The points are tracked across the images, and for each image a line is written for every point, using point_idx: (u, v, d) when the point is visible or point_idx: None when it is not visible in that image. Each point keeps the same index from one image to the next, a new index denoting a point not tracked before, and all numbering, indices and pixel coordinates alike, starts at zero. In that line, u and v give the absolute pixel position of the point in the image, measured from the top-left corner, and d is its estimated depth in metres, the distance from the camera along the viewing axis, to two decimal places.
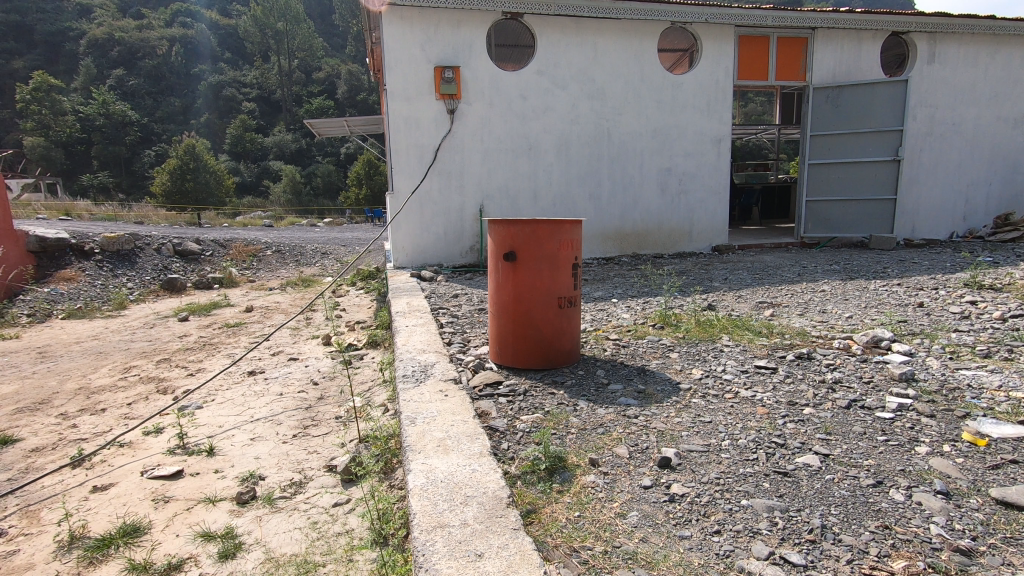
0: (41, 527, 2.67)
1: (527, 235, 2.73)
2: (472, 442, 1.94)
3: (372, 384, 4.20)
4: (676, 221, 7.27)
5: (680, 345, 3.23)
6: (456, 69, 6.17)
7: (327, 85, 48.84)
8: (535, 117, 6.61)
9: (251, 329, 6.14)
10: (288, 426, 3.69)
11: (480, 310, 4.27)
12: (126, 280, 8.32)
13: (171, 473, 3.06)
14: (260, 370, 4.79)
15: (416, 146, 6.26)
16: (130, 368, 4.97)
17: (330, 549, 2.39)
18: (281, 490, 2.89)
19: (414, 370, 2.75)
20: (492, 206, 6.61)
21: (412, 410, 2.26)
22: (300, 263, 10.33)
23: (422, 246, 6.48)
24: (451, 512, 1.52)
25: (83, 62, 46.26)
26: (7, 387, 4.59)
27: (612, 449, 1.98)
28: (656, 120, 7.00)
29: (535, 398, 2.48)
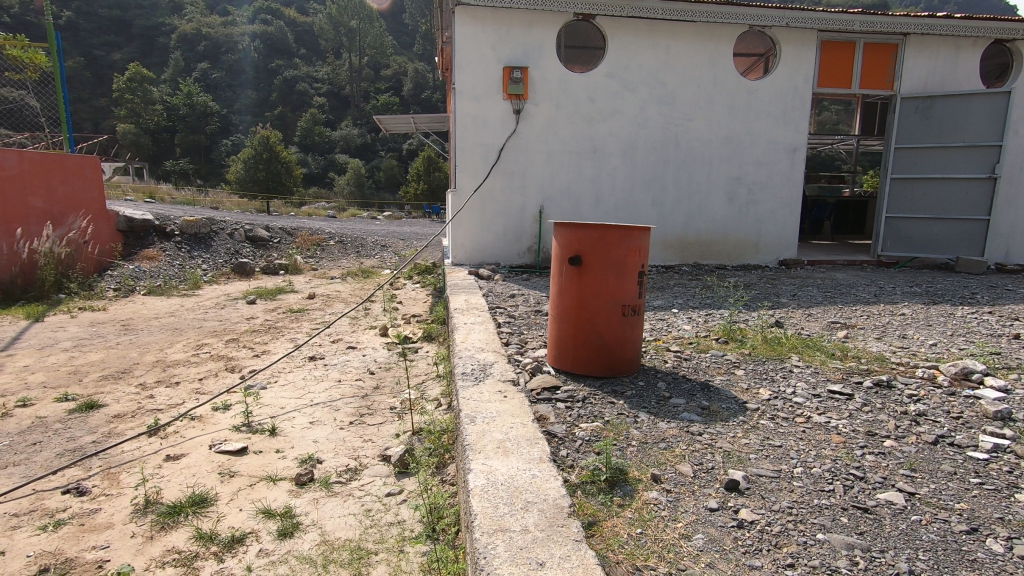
0: (119, 489, 2.85)
1: (594, 240, 2.69)
2: (532, 447, 1.92)
3: (427, 378, 4.29)
4: (743, 232, 7.01)
5: (746, 362, 3.10)
6: (525, 69, 6.17)
7: (394, 83, 50.23)
8: (601, 119, 6.53)
9: (313, 316, 6.38)
10: (345, 412, 3.79)
11: (537, 312, 4.25)
12: (201, 262, 8.82)
13: (237, 449, 3.20)
14: (319, 357, 4.96)
15: (481, 145, 6.31)
16: (202, 345, 5.26)
17: (382, 537, 2.45)
18: (337, 475, 2.98)
19: (473, 368, 2.76)
20: (552, 208, 6.58)
21: (471, 408, 2.26)
22: (361, 254, 10.64)
23: (481, 244, 6.52)
24: (511, 517, 1.51)
25: (173, 56, 49.61)
26: (94, 355, 4.95)
27: (675, 465, 1.91)
28: (727, 127, 6.77)
29: (594, 406, 2.43)
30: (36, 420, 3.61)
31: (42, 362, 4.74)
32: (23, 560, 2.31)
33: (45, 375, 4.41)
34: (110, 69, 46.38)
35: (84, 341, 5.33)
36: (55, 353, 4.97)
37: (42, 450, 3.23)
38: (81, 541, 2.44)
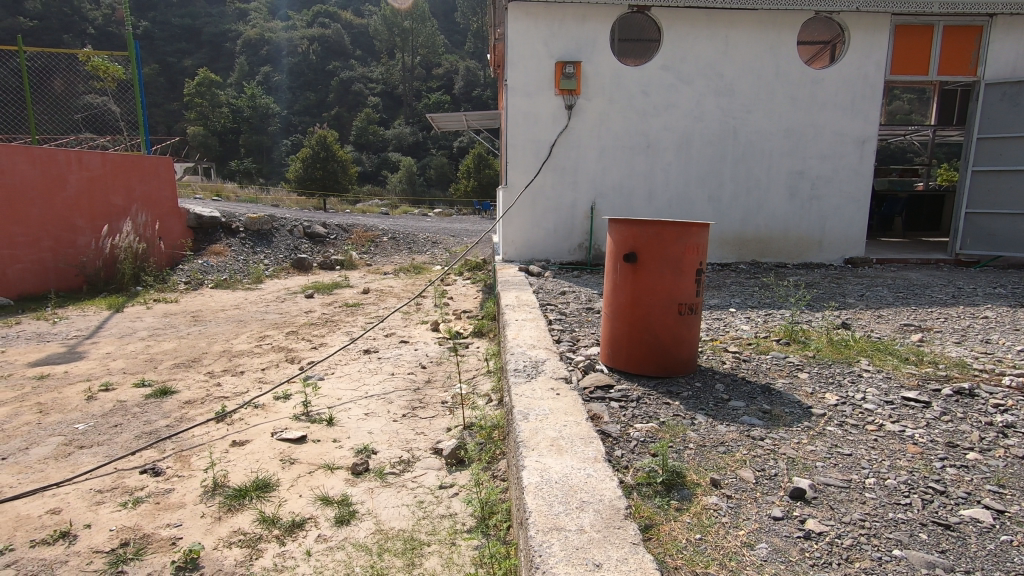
0: (191, 471, 3.02)
1: (650, 236, 2.63)
2: (586, 446, 1.89)
3: (477, 373, 4.33)
4: (805, 229, 6.70)
5: (810, 364, 2.96)
6: (578, 64, 6.11)
7: (446, 81, 50.90)
8: (656, 114, 6.38)
9: (367, 310, 6.55)
10: (398, 405, 3.87)
11: (589, 310, 4.21)
12: (264, 257, 9.23)
13: (297, 437, 3.33)
14: (373, 350, 5.09)
15: (533, 141, 6.29)
16: (264, 337, 5.49)
17: (435, 529, 2.49)
18: (391, 466, 3.05)
19: (525, 365, 2.75)
20: (604, 204, 6.49)
21: (524, 405, 2.25)
22: (413, 250, 10.86)
23: (532, 240, 6.51)
24: (567, 516, 1.49)
25: (238, 60, 52.08)
26: (168, 344, 5.26)
27: (736, 470, 1.84)
28: (789, 119, 6.49)
29: (649, 407, 2.38)
30: (117, 404, 3.87)
31: (122, 350, 5.08)
32: (106, 534, 2.47)
33: (125, 362, 4.73)
34: (181, 75, 49.18)
35: (159, 331, 5.68)
36: (133, 341, 5.32)
37: (122, 432, 3.46)
38: (157, 518, 2.59)
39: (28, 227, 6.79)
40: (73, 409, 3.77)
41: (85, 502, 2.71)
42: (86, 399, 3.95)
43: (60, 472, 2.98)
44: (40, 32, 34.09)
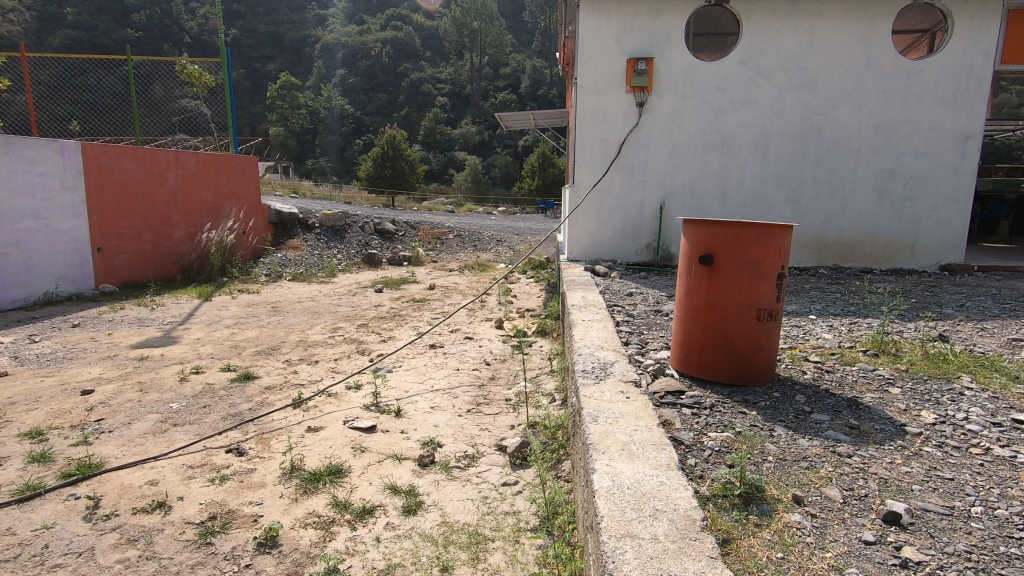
0: (271, 453, 3.19)
1: (727, 238, 2.53)
2: (658, 452, 1.84)
3: (541, 373, 4.33)
4: (895, 232, 6.23)
5: (902, 379, 2.74)
6: (650, 60, 5.96)
7: (512, 81, 51.23)
8: (732, 110, 6.13)
9: (433, 306, 6.70)
10: (463, 400, 3.94)
11: (657, 312, 4.11)
12: (337, 252, 9.64)
13: (368, 427, 3.45)
14: (439, 345, 5.19)
15: (601, 140, 6.21)
16: (337, 329, 5.73)
17: (499, 526, 2.52)
18: (456, 460, 3.10)
19: (593, 366, 2.72)
20: (674, 203, 6.31)
21: (593, 407, 2.22)
22: (478, 248, 11.01)
23: (598, 240, 6.42)
24: (640, 523, 1.46)
25: (316, 64, 54.67)
26: (250, 332, 5.60)
27: (820, 488, 1.74)
28: (880, 114, 6.05)
29: (724, 415, 2.29)
30: (206, 386, 4.16)
31: (211, 336, 5.45)
32: (197, 507, 2.66)
33: (213, 348, 5.07)
34: (265, 79, 52.23)
35: (242, 320, 6.05)
36: (220, 328, 5.70)
37: (210, 413, 3.71)
38: (240, 495, 2.76)
39: (133, 221, 7.42)
40: (168, 389, 4.09)
41: (179, 476, 2.92)
42: (179, 380, 4.27)
43: (157, 447, 3.23)
44: (145, 41, 37.20)
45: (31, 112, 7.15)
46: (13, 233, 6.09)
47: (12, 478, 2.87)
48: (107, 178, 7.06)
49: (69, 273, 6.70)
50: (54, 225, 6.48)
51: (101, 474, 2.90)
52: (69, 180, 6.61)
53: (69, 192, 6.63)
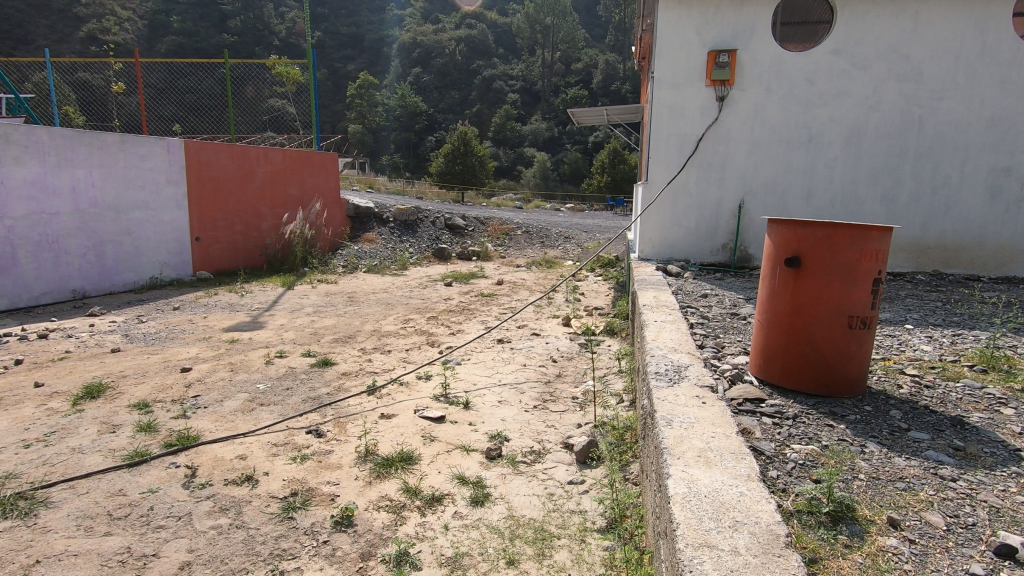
0: (347, 436, 3.35)
1: (818, 239, 2.39)
2: (738, 462, 1.77)
3: (609, 372, 4.27)
4: (1008, 236, 5.67)
5: (1016, 399, 2.48)
6: (733, 52, 5.71)
7: (584, 76, 50.71)
8: (822, 103, 5.76)
9: (501, 301, 6.77)
10: (529, 396, 3.96)
11: (734, 315, 3.95)
12: (409, 245, 9.94)
13: (437, 417, 3.54)
14: (506, 340, 5.24)
15: (678, 135, 6.00)
16: (408, 320, 5.92)
17: (565, 524, 2.51)
18: (523, 455, 3.13)
19: (667, 368, 2.64)
20: (755, 202, 6.02)
21: (667, 411, 2.16)
22: (546, 244, 11.00)
23: (670, 239, 6.23)
24: (719, 533, 1.41)
25: (393, 64, 56.52)
26: (329, 320, 5.90)
27: (920, 512, 1.61)
28: (995, 106, 5.52)
29: (809, 428, 2.17)
30: (289, 369, 4.42)
31: (293, 322, 5.78)
32: (280, 482, 2.83)
33: (295, 334, 5.38)
34: (346, 79, 54.64)
35: (322, 308, 6.37)
36: (302, 316, 6.04)
37: (293, 395, 3.94)
38: (319, 475, 2.91)
39: (226, 213, 7.97)
40: (256, 370, 4.39)
41: (265, 453, 3.12)
42: (265, 362, 4.56)
43: (246, 424, 3.47)
44: (240, 45, 39.76)
45: (142, 113, 7.86)
46: (126, 222, 6.71)
47: (124, 444, 3.17)
48: (205, 173, 7.63)
49: (171, 260, 7.30)
50: (160, 216, 7.09)
51: (197, 446, 3.15)
52: (173, 175, 7.20)
53: (173, 186, 7.22)
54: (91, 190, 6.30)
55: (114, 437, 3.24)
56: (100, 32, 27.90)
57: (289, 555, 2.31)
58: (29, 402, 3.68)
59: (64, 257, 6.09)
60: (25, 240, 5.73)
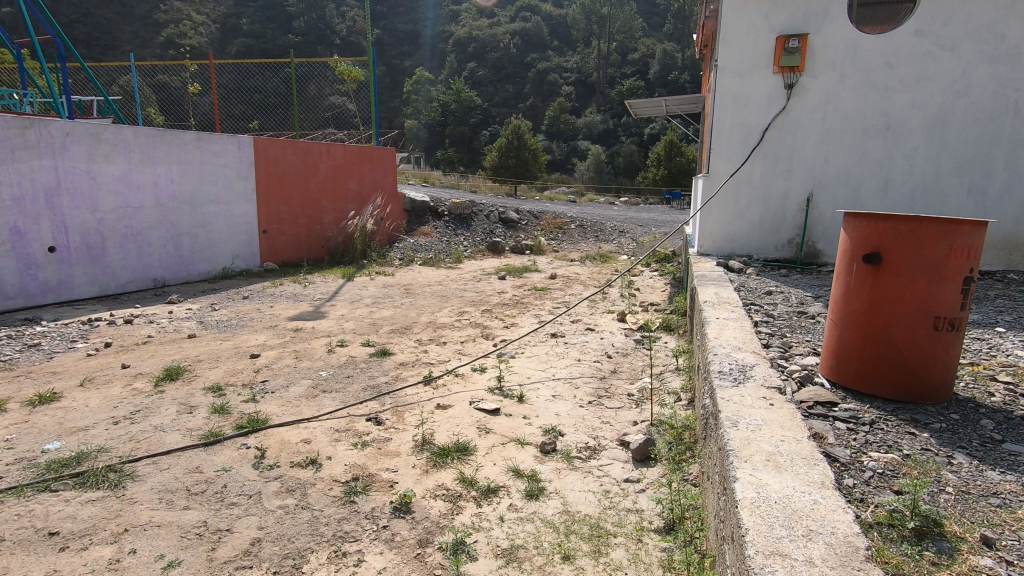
0: (404, 425, 3.42)
1: (901, 235, 2.23)
2: (810, 467, 1.68)
3: (666, 370, 4.18)
4: None
5: None
6: (805, 36, 5.41)
7: (641, 67, 49.62)
8: (903, 89, 5.39)
9: (555, 295, 6.74)
10: (584, 391, 3.92)
11: (801, 313, 3.76)
12: (463, 239, 10.07)
13: (492, 410, 3.57)
14: (560, 335, 5.21)
15: (742, 125, 5.76)
16: (463, 312, 6.00)
17: (621, 522, 2.48)
18: (578, 451, 3.10)
19: (731, 367, 2.53)
20: (825, 194, 5.71)
21: (732, 411, 2.08)
22: (600, 238, 10.87)
23: (732, 233, 6.00)
24: (792, 542, 1.34)
25: (448, 59, 57.22)
26: (387, 311, 6.05)
27: (1019, 532, 1.48)
28: None
29: (888, 435, 2.04)
30: (349, 358, 4.57)
31: (353, 313, 5.98)
32: (342, 467, 2.93)
33: (355, 323, 5.56)
34: (403, 75, 55.80)
35: (380, 299, 6.56)
36: (361, 306, 6.23)
37: (353, 383, 4.07)
38: (379, 461, 3.00)
39: (291, 207, 8.31)
40: (319, 358, 4.57)
41: (328, 438, 3.24)
42: (327, 351, 4.73)
43: (310, 409, 3.61)
44: (303, 45, 41.22)
45: (215, 111, 8.29)
46: (201, 216, 7.11)
47: (200, 424, 3.37)
48: (273, 168, 7.97)
49: (241, 251, 7.69)
50: (231, 209, 7.47)
51: (265, 429, 3.31)
52: (243, 170, 7.56)
53: (243, 181, 7.59)
54: (170, 185, 6.71)
55: (191, 418, 3.45)
56: (177, 37, 29.65)
57: (350, 538, 2.39)
58: (117, 381, 3.97)
59: (146, 248, 6.53)
60: (113, 232, 6.17)
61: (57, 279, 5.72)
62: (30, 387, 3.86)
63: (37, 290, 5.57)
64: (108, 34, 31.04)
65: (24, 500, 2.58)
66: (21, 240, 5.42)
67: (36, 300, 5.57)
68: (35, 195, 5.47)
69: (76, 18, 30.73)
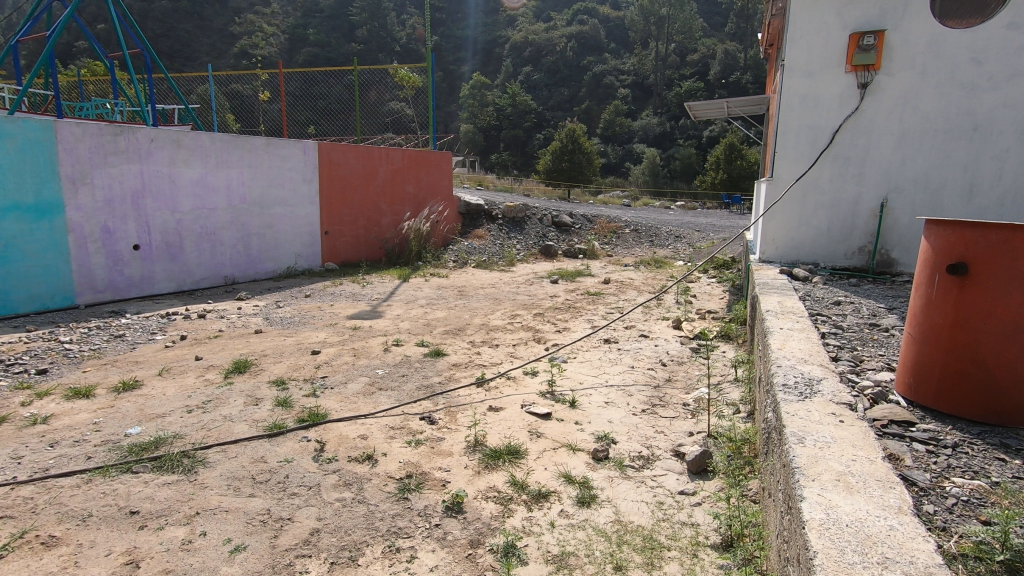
0: (457, 425, 3.47)
1: (991, 244, 2.07)
2: (885, 491, 1.58)
3: (724, 381, 4.04)
4: None
5: None
6: (882, 33, 5.11)
7: (701, 67, 48.37)
8: (992, 87, 5.01)
9: (608, 300, 6.66)
10: (638, 399, 3.85)
11: (873, 325, 3.56)
12: (517, 242, 10.11)
13: (544, 414, 3.56)
14: (613, 341, 5.14)
15: (810, 127, 5.51)
16: (516, 315, 6.03)
17: (676, 535, 2.41)
18: (631, 460, 3.05)
19: (796, 381, 2.41)
20: (901, 199, 5.38)
21: (798, 427, 1.98)
22: (655, 243, 10.66)
23: (798, 240, 5.73)
24: (865, 570, 1.27)
25: (504, 64, 57.78)
26: (441, 312, 6.16)
27: None
28: None
29: (973, 460, 1.89)
30: (404, 358, 4.67)
31: (408, 313, 6.12)
32: (397, 464, 3.00)
33: (410, 324, 5.69)
34: (459, 80, 56.82)
35: (434, 301, 6.68)
36: (416, 307, 6.37)
37: (408, 382, 4.16)
38: (432, 460, 3.05)
39: (352, 209, 8.60)
40: (375, 356, 4.70)
41: (383, 435, 3.33)
42: (383, 350, 4.86)
43: (366, 406, 3.72)
44: (365, 53, 42.65)
45: (283, 118, 8.68)
46: (269, 217, 7.46)
47: (265, 416, 3.53)
48: (335, 172, 8.27)
49: (305, 252, 8.02)
50: (296, 211, 7.81)
51: (325, 423, 3.43)
52: (308, 173, 7.89)
53: (308, 184, 7.92)
54: (242, 187, 7.09)
55: (257, 410, 3.62)
56: (250, 48, 31.33)
57: (404, 534, 2.44)
58: (191, 372, 4.23)
59: (219, 247, 6.92)
60: (189, 231, 6.58)
61: (140, 274, 6.15)
62: (115, 374, 4.16)
63: (123, 285, 6.01)
64: (189, 47, 33.33)
65: (109, 480, 2.78)
66: (110, 238, 5.87)
67: (122, 294, 6.01)
68: (123, 197, 5.91)
69: (161, 33, 33.15)
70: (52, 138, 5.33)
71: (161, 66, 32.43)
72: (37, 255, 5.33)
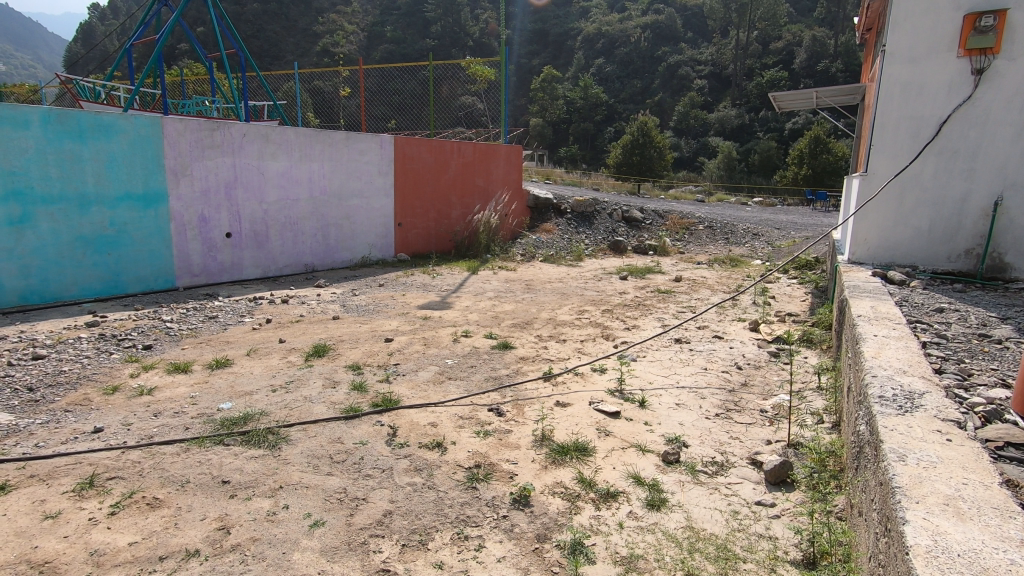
0: (523, 419, 3.48)
1: None
2: (1004, 520, 1.43)
3: (807, 388, 3.82)
4: None
5: None
6: (1003, 12, 4.61)
7: (785, 56, 45.71)
8: None
9: (679, 298, 6.46)
10: (710, 402, 3.70)
11: (982, 336, 3.24)
12: (585, 237, 10.01)
13: (612, 413, 3.50)
14: (685, 341, 4.97)
15: (912, 118, 5.07)
16: (583, 311, 5.97)
17: (752, 547, 2.31)
18: (704, 465, 2.94)
19: (895, 394, 2.22)
20: (1018, 198, 4.86)
21: (898, 443, 1.82)
22: (730, 241, 10.21)
23: (893, 240, 5.31)
24: None
25: (576, 56, 57.24)
26: (508, 305, 6.20)
27: None
28: None
29: None
30: (473, 349, 4.74)
31: (476, 305, 6.20)
32: (466, 453, 3.05)
33: (478, 316, 5.75)
34: (530, 73, 56.94)
35: (502, 294, 6.73)
36: (484, 299, 6.44)
37: (476, 372, 4.23)
38: (500, 452, 3.07)
39: (424, 201, 8.80)
40: (445, 346, 4.80)
41: (452, 424, 3.39)
42: (452, 340, 4.95)
43: (436, 394, 3.81)
44: (439, 48, 43.41)
45: (361, 113, 9.00)
46: (346, 209, 7.78)
47: (342, 398, 3.70)
48: (409, 165, 8.49)
49: (378, 243, 8.30)
50: (372, 203, 8.09)
51: (397, 409, 3.54)
52: (384, 166, 8.15)
53: (383, 177, 8.18)
54: (322, 180, 7.42)
55: (335, 392, 3.79)
56: (332, 46, 32.67)
57: (472, 523, 2.48)
58: (275, 353, 4.50)
59: (300, 236, 7.29)
60: (275, 221, 6.98)
61: (230, 260, 6.59)
62: (209, 352, 4.49)
63: (216, 270, 6.47)
64: (278, 46, 35.55)
65: (203, 450, 3.01)
66: (205, 226, 6.32)
67: (215, 278, 6.47)
68: (218, 187, 6.35)
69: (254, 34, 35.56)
70: (159, 133, 5.80)
71: (254, 65, 34.79)
72: (144, 240, 5.83)
